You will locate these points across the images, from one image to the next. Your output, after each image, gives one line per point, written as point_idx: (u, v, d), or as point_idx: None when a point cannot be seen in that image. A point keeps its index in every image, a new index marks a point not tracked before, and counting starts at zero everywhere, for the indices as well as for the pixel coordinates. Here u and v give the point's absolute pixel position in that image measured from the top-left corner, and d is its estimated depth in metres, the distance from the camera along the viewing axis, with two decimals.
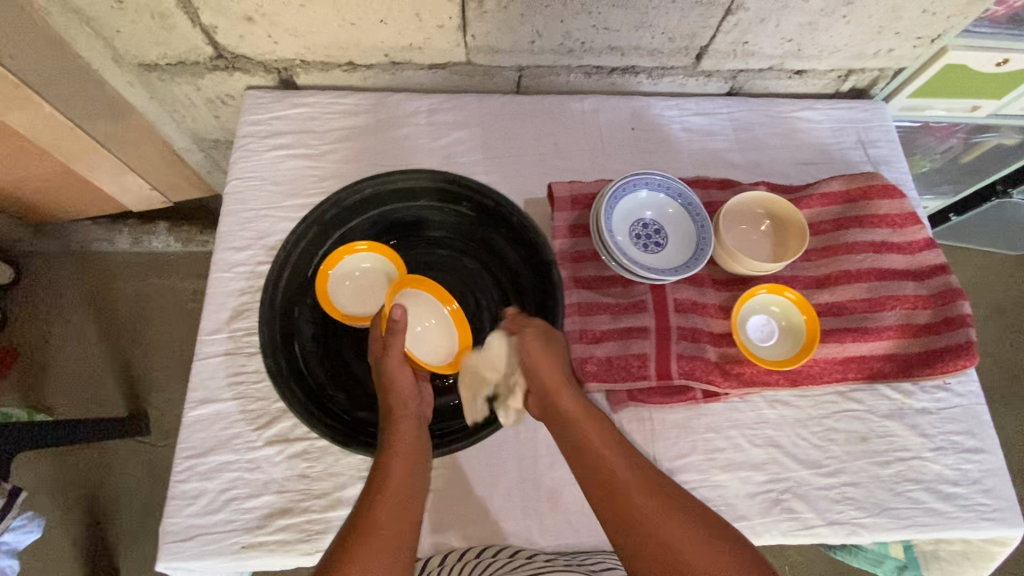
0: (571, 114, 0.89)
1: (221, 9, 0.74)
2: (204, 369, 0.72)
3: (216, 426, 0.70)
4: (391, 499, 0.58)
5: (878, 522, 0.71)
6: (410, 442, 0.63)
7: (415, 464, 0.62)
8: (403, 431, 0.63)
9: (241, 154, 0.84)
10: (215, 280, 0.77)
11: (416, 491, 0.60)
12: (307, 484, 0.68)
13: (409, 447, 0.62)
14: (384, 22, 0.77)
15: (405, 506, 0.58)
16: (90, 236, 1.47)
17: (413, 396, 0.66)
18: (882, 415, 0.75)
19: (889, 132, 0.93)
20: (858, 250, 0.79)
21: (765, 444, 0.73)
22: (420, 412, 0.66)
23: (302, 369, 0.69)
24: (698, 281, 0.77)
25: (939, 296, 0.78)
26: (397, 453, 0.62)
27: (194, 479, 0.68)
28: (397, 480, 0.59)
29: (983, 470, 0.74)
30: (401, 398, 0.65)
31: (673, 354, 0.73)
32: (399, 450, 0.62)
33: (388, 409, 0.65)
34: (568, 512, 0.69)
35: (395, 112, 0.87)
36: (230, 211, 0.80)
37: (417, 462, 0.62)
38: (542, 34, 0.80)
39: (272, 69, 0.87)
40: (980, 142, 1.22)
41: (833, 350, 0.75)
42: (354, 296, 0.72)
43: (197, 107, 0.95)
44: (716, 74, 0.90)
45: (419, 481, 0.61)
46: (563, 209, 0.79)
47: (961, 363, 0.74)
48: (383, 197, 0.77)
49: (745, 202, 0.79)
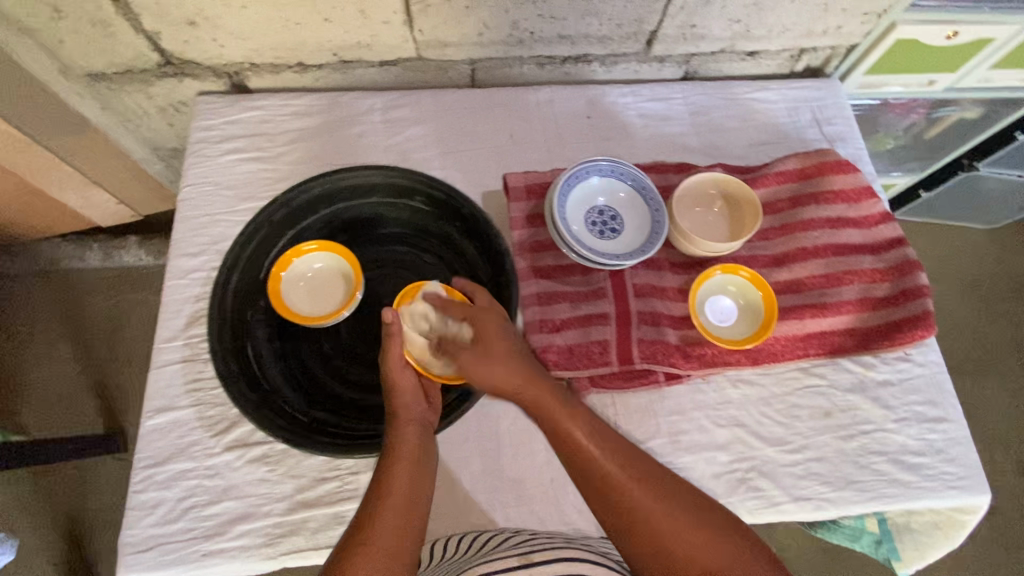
0: (526, 105, 0.89)
1: (163, 14, 0.74)
2: (160, 378, 0.72)
3: (173, 435, 0.69)
4: (392, 506, 0.58)
5: (844, 495, 0.71)
6: (412, 448, 0.62)
7: (418, 470, 0.61)
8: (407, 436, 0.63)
9: (194, 160, 0.83)
10: (169, 288, 0.76)
11: (417, 498, 0.60)
12: (267, 488, 0.67)
13: (412, 453, 0.62)
14: (328, 21, 0.77)
15: (407, 514, 0.58)
16: (59, 253, 1.43)
17: (417, 399, 0.66)
18: (845, 389, 0.75)
19: (844, 108, 0.93)
20: (814, 226, 0.79)
21: (729, 424, 0.73)
22: (425, 416, 0.66)
23: (255, 371, 0.69)
24: (657, 266, 0.77)
25: (896, 269, 0.78)
26: (400, 458, 0.61)
27: (152, 489, 0.67)
28: (399, 487, 0.59)
29: (947, 438, 0.74)
30: (406, 399, 0.64)
31: (634, 339, 0.73)
32: (402, 455, 0.62)
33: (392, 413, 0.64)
34: (534, 501, 0.69)
35: (349, 111, 0.86)
36: (183, 218, 0.80)
37: (420, 469, 0.62)
38: (489, 25, 0.80)
39: (222, 74, 0.86)
40: (941, 116, 1.23)
41: (793, 327, 0.76)
42: (308, 296, 0.72)
43: (151, 116, 0.94)
44: (668, 59, 0.91)
45: (421, 487, 0.61)
46: (519, 200, 0.79)
47: (919, 334, 0.75)
48: (334, 196, 0.76)
49: (699, 184, 0.79)
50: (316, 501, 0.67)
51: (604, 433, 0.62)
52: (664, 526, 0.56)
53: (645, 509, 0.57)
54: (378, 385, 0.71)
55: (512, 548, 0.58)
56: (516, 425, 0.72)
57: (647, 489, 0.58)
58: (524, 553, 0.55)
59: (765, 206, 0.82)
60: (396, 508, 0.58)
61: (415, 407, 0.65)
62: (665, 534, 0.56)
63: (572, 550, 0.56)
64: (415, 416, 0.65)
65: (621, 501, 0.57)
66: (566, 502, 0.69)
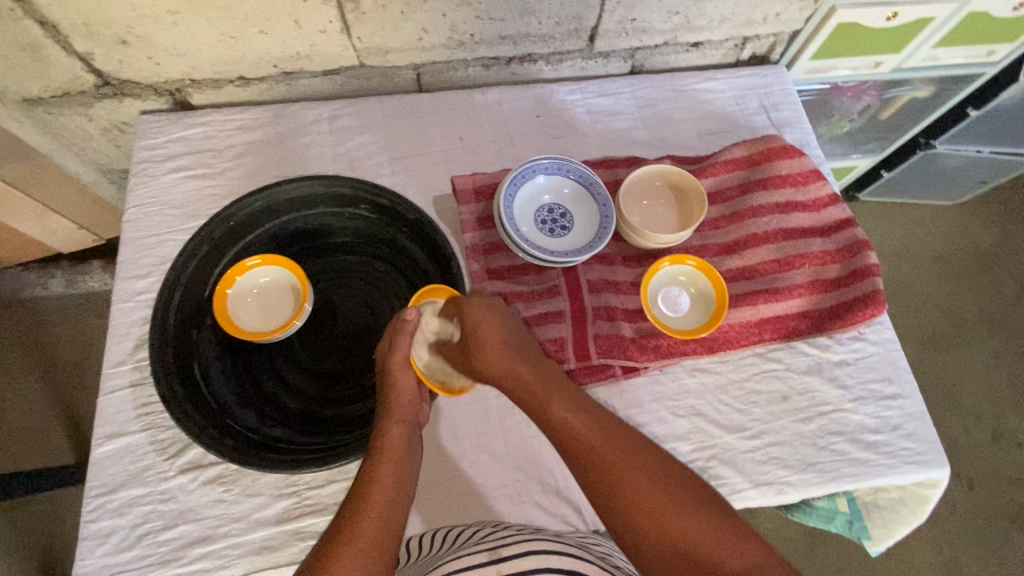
0: (473, 106, 0.88)
1: (93, 34, 0.73)
2: (109, 404, 0.70)
3: (125, 461, 0.68)
4: (375, 507, 0.57)
5: (805, 478, 0.71)
6: (399, 448, 0.62)
7: (403, 470, 0.61)
8: (395, 435, 0.63)
9: (137, 180, 0.81)
10: (116, 311, 0.75)
11: (401, 499, 0.59)
12: (224, 509, 0.66)
13: (398, 452, 0.62)
14: (264, 33, 0.77)
15: (388, 518, 0.57)
16: (19, 282, 1.38)
17: (412, 400, 0.65)
18: (802, 371, 0.76)
19: (790, 94, 0.94)
20: (763, 212, 0.80)
21: (688, 414, 0.73)
22: (415, 416, 0.66)
23: (204, 390, 0.68)
24: (609, 260, 0.78)
25: (846, 249, 0.79)
26: (386, 458, 0.61)
27: (105, 517, 0.66)
28: (384, 487, 0.59)
29: (903, 414, 0.74)
30: (400, 400, 0.64)
31: (590, 334, 0.73)
32: (388, 454, 0.61)
33: (382, 412, 0.64)
34: (497, 503, 0.68)
35: (294, 123, 0.85)
36: (128, 239, 0.78)
37: (405, 470, 0.61)
38: (428, 29, 0.80)
39: (163, 92, 0.85)
40: (893, 97, 1.22)
41: (747, 313, 0.76)
42: (257, 312, 0.72)
43: (95, 138, 0.93)
44: (613, 54, 0.91)
45: (406, 488, 0.60)
46: (468, 202, 0.79)
47: (870, 312, 0.75)
48: (278, 208, 0.76)
49: (646, 177, 0.79)
50: (275, 518, 0.66)
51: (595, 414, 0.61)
52: (651, 509, 0.55)
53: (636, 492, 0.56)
54: (333, 395, 0.71)
55: (484, 543, 0.57)
56: (476, 429, 0.71)
57: (638, 473, 0.57)
58: (494, 549, 0.54)
59: (715, 195, 0.82)
60: (381, 508, 0.58)
61: (407, 409, 0.65)
62: (652, 517, 0.55)
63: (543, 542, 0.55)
64: (405, 417, 0.64)
65: (610, 483, 0.56)
66: (529, 503, 0.69)
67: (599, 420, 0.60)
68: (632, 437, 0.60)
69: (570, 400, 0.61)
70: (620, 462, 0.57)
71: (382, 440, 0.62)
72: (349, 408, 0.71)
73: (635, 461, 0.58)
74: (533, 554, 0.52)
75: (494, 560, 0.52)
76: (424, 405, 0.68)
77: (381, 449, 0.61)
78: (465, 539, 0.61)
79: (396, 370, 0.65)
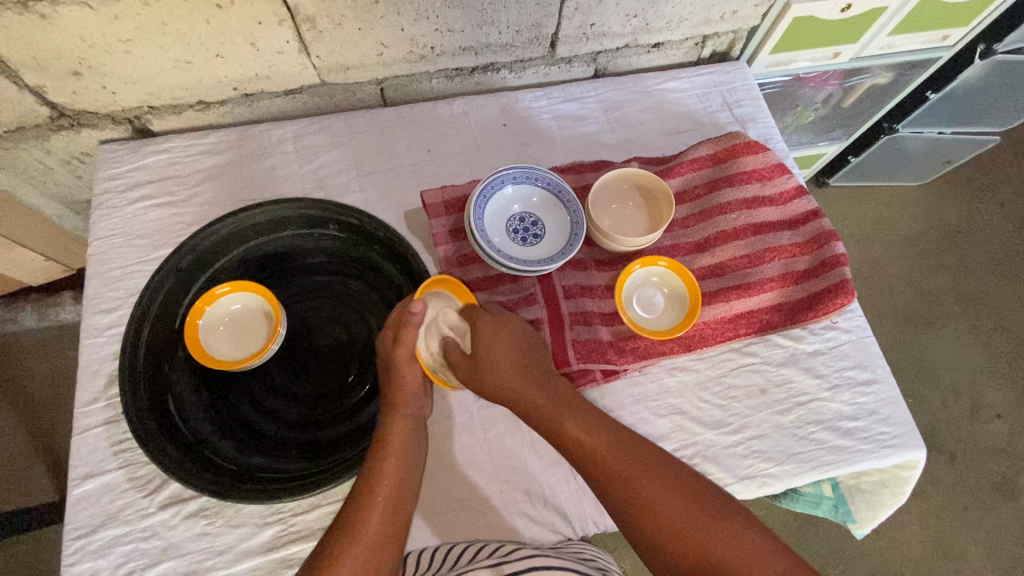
0: (439, 118, 0.88)
1: (44, 67, 0.71)
2: (83, 443, 0.69)
3: (103, 500, 0.67)
4: (379, 502, 0.60)
5: (787, 469, 0.72)
6: (403, 443, 0.64)
7: (408, 463, 0.63)
8: (398, 429, 0.64)
9: (100, 213, 0.80)
10: (86, 348, 0.73)
11: (405, 493, 0.62)
12: (209, 542, 0.65)
13: (404, 446, 0.64)
14: (220, 57, 0.76)
15: (392, 513, 0.60)
16: None
17: (418, 395, 0.67)
18: (778, 363, 0.77)
19: (752, 89, 0.96)
20: (731, 208, 0.81)
21: (669, 413, 0.74)
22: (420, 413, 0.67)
23: (179, 425, 0.67)
24: (583, 265, 0.78)
25: (814, 241, 0.80)
26: (389, 452, 0.63)
27: (86, 559, 0.64)
28: (387, 481, 0.61)
29: (878, 399, 0.76)
30: (406, 394, 0.66)
31: (568, 340, 0.73)
32: (391, 449, 0.63)
33: (388, 404, 0.66)
34: (485, 515, 0.68)
35: (259, 145, 0.84)
36: (94, 273, 0.77)
37: (409, 463, 0.63)
38: (388, 44, 0.80)
39: (121, 120, 0.84)
40: (854, 85, 1.24)
41: (721, 310, 0.77)
42: (229, 340, 0.71)
43: (55, 170, 0.90)
44: (576, 59, 0.92)
45: (409, 481, 0.62)
46: (439, 215, 0.79)
47: (841, 301, 0.77)
48: (244, 234, 0.75)
49: (614, 181, 0.80)
50: (261, 548, 0.65)
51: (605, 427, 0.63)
52: (664, 517, 0.56)
53: (647, 502, 0.58)
54: (313, 419, 0.70)
55: (484, 559, 0.58)
56: (460, 443, 0.71)
57: (650, 482, 0.59)
58: (495, 566, 0.55)
59: (683, 194, 0.83)
60: (385, 503, 0.60)
61: (412, 402, 0.66)
62: (668, 527, 0.56)
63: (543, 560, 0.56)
64: (410, 411, 0.66)
65: (622, 494, 0.59)
66: (516, 514, 0.69)
67: (615, 434, 0.63)
68: (644, 447, 0.62)
69: (581, 413, 0.64)
70: (625, 472, 0.59)
71: (386, 434, 0.64)
72: (330, 432, 0.70)
73: (646, 471, 0.60)
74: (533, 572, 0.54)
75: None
76: (427, 398, 0.69)
77: (384, 446, 0.63)
78: (463, 555, 0.62)
79: (404, 365, 0.66)
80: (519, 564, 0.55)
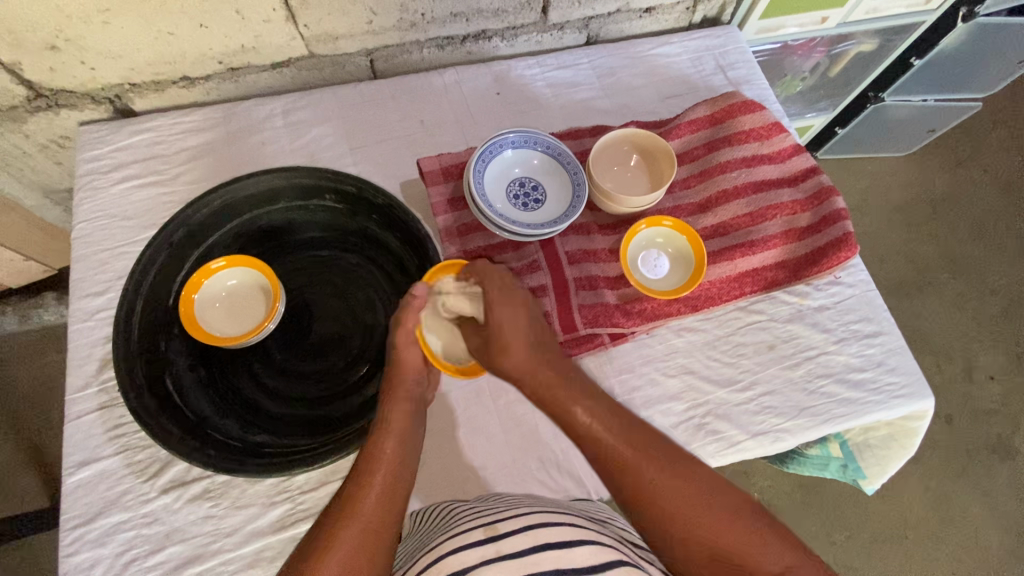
0: (432, 88, 0.86)
1: (18, 42, 0.68)
2: (77, 431, 0.66)
3: (102, 487, 0.64)
4: (379, 481, 0.58)
5: (799, 423, 0.71)
6: (403, 426, 0.61)
7: (406, 447, 0.61)
8: (398, 411, 0.62)
9: (84, 194, 0.77)
10: (74, 333, 0.70)
11: (405, 475, 0.60)
12: (215, 525, 0.63)
13: (402, 428, 0.61)
14: (204, 27, 0.74)
15: (389, 496, 0.57)
16: None
17: (418, 377, 0.65)
18: (785, 320, 0.76)
19: (744, 51, 0.95)
20: (731, 167, 0.80)
21: (679, 373, 0.73)
22: (421, 394, 0.65)
23: (178, 403, 0.65)
24: (585, 230, 0.77)
25: (815, 197, 0.80)
26: (388, 433, 0.60)
27: (85, 549, 0.62)
28: (387, 460, 0.59)
29: (885, 350, 0.76)
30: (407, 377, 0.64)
31: (573, 305, 0.72)
32: (391, 430, 0.61)
33: (388, 386, 0.64)
34: (496, 483, 0.67)
35: (246, 121, 0.82)
36: (79, 256, 0.74)
37: (408, 446, 0.61)
38: (377, 11, 0.78)
39: (101, 99, 0.80)
40: (841, 52, 1.22)
41: (726, 269, 0.76)
42: (225, 317, 0.69)
43: (32, 155, 0.87)
44: (568, 26, 0.92)
45: (408, 464, 0.60)
46: (437, 183, 0.77)
47: (843, 256, 0.76)
48: (238, 207, 0.73)
49: (612, 142, 0.80)
50: (269, 529, 0.63)
51: (618, 418, 0.60)
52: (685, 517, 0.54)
53: (665, 501, 0.55)
54: (321, 395, 0.69)
55: (481, 516, 0.53)
56: (469, 413, 0.70)
57: (671, 484, 0.56)
58: (491, 523, 0.50)
59: (682, 155, 0.82)
60: (383, 482, 0.58)
61: (414, 387, 0.64)
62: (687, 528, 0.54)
63: (547, 516, 0.50)
64: (413, 394, 0.64)
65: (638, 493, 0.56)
66: (530, 481, 0.67)
67: (633, 427, 0.60)
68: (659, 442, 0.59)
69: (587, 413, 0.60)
70: (645, 469, 0.57)
71: (385, 415, 0.61)
72: (339, 405, 0.68)
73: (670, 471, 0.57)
74: (529, 531, 0.48)
75: (490, 539, 0.47)
76: (432, 384, 0.68)
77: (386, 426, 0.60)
78: (457, 515, 0.58)
79: (405, 347, 0.65)
80: (514, 522, 0.49)
